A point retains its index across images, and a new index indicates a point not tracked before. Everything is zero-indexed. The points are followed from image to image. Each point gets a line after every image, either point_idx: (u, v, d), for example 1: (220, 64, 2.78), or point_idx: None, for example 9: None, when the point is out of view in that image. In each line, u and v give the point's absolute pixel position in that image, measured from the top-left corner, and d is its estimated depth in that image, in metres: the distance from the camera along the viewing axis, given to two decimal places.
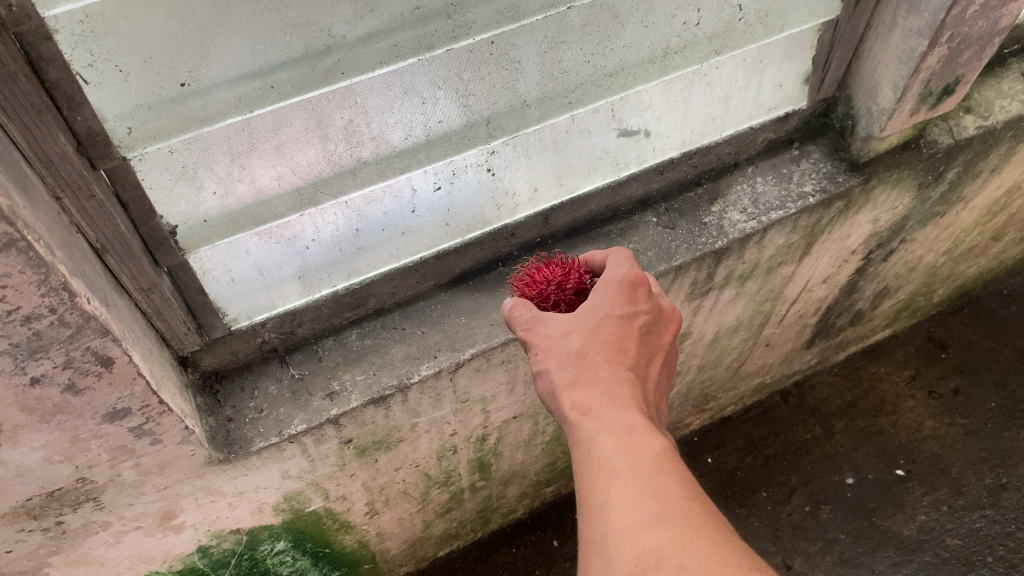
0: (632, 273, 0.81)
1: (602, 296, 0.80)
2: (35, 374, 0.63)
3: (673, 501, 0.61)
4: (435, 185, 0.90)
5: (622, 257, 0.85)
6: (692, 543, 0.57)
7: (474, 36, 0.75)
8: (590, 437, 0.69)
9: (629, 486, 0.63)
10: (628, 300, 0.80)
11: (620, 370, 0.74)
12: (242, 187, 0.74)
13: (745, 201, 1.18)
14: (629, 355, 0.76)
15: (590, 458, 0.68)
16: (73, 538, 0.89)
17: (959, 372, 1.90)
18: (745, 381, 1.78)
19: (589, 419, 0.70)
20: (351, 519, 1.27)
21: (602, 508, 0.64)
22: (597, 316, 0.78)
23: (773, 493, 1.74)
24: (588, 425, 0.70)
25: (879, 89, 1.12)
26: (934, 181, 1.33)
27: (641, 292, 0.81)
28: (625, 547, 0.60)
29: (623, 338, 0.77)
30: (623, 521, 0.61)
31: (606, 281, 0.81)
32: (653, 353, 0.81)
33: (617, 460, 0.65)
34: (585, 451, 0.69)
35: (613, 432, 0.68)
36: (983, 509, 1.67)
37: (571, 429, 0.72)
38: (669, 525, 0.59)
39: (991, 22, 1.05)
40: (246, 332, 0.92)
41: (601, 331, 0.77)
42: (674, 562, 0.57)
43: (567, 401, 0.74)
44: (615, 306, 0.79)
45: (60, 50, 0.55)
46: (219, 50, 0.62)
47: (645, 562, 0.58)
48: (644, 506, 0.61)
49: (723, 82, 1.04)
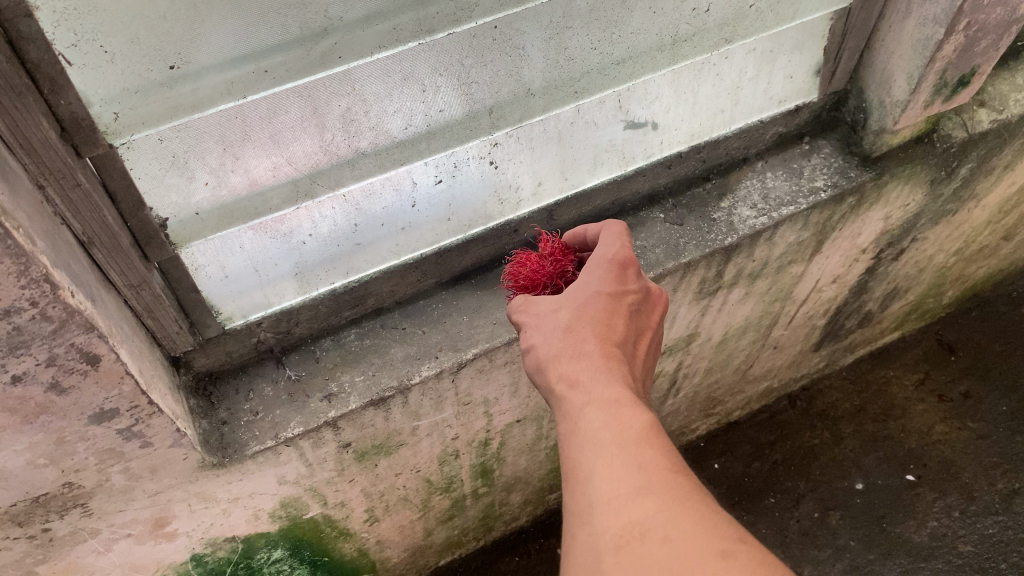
0: (622, 252, 0.78)
1: (591, 275, 0.77)
2: (16, 372, 0.60)
3: (660, 472, 0.58)
4: (436, 179, 0.87)
5: (614, 232, 0.82)
6: (679, 515, 0.54)
7: (477, 20, 0.73)
8: (576, 408, 0.66)
9: (614, 457, 0.60)
10: (617, 279, 0.77)
11: (608, 346, 0.71)
12: (236, 178, 0.71)
13: (755, 197, 1.15)
14: (618, 332, 0.73)
15: (575, 430, 0.64)
16: (61, 546, 0.85)
17: (969, 375, 1.86)
18: (752, 385, 1.74)
19: (575, 392, 0.67)
20: (351, 526, 1.23)
21: (586, 480, 0.60)
22: (586, 293, 0.75)
23: (781, 499, 1.70)
24: (574, 397, 0.67)
25: (892, 80, 1.10)
26: (947, 177, 1.30)
27: (631, 273, 0.78)
28: (609, 519, 0.56)
29: (613, 315, 0.74)
30: (609, 492, 0.58)
31: (596, 260, 0.78)
32: (642, 333, 0.78)
33: (602, 432, 0.62)
34: (570, 423, 0.66)
35: (598, 404, 0.64)
36: (995, 515, 1.63)
37: (556, 402, 0.69)
38: (655, 496, 0.56)
39: (1008, 10, 1.03)
40: (241, 331, 0.89)
41: (590, 307, 0.74)
42: (659, 534, 0.54)
43: (553, 374, 0.71)
44: (604, 284, 0.76)
45: (41, 28, 0.52)
46: (210, 31, 0.59)
47: (630, 534, 0.55)
48: (629, 477, 0.58)
49: (732, 72, 1.01)
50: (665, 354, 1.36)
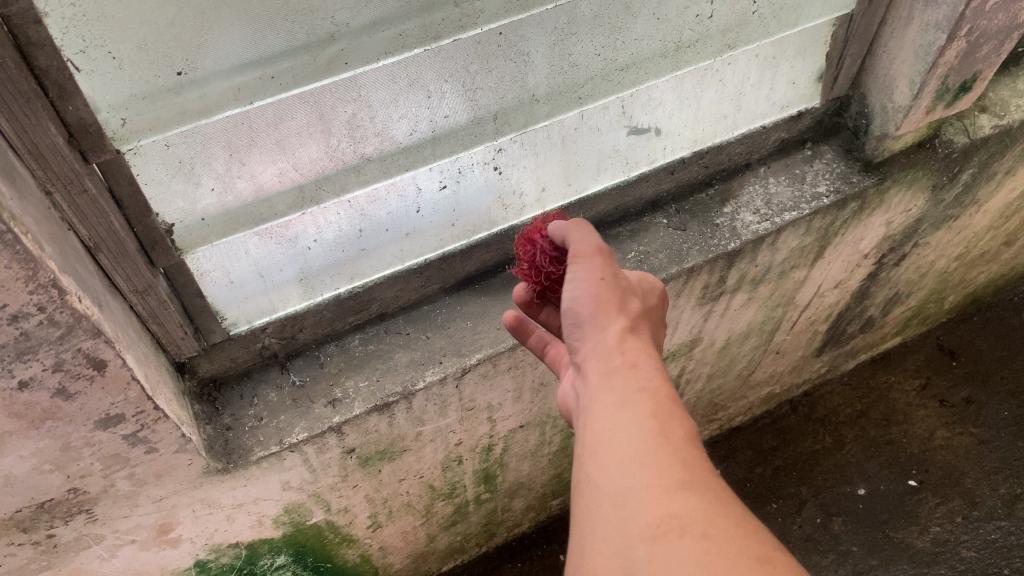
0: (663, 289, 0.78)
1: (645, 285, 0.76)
2: (23, 378, 0.60)
3: (704, 473, 0.55)
4: (440, 184, 0.87)
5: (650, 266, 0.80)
6: (720, 516, 0.51)
7: (482, 26, 0.73)
8: (627, 390, 0.62)
9: (661, 448, 0.57)
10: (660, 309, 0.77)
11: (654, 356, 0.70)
12: (242, 183, 0.71)
13: (758, 202, 1.15)
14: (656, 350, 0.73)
15: (621, 410, 0.61)
16: (65, 552, 0.85)
17: (971, 381, 1.85)
18: (755, 390, 1.74)
19: (630, 373, 0.64)
20: (354, 532, 1.23)
21: (624, 462, 0.57)
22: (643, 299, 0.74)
23: (783, 505, 1.70)
24: (629, 378, 0.63)
25: (895, 86, 1.10)
26: (949, 182, 1.30)
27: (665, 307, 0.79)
28: (647, 506, 0.53)
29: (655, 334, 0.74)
30: (648, 479, 0.55)
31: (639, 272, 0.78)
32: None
33: (650, 421, 0.59)
34: (615, 400, 0.62)
35: (651, 392, 0.62)
36: (998, 520, 1.63)
37: (607, 373, 0.65)
38: (698, 493, 0.53)
39: (1010, 16, 1.03)
40: (246, 337, 0.89)
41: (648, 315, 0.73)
42: (697, 528, 0.50)
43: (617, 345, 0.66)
44: (654, 299, 0.75)
45: (50, 34, 0.53)
46: (217, 38, 0.60)
47: (666, 526, 0.51)
48: (672, 470, 0.55)
49: (735, 78, 1.01)
50: (668, 360, 1.36)
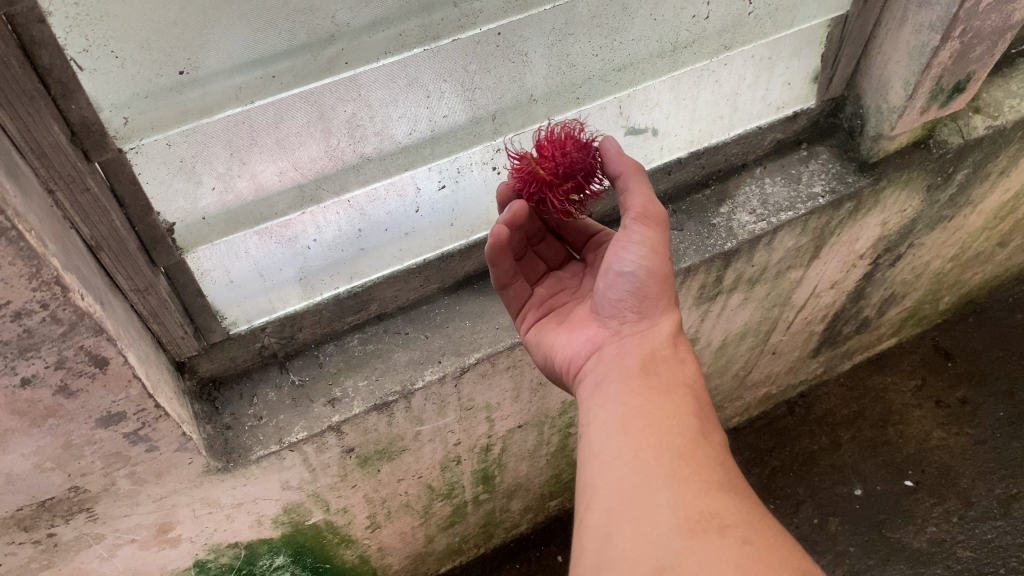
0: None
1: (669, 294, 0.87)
2: (26, 375, 0.60)
3: (736, 482, 0.62)
4: (440, 184, 0.88)
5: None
6: (755, 525, 0.58)
7: (481, 26, 0.74)
8: (670, 385, 0.72)
9: (700, 448, 0.64)
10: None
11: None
12: (242, 183, 0.72)
13: (754, 202, 1.16)
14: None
15: (663, 403, 0.69)
16: (65, 552, 0.85)
17: (966, 381, 1.86)
18: (751, 391, 1.75)
19: (670, 371, 0.74)
20: (353, 533, 1.23)
21: (665, 454, 0.63)
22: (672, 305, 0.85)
23: (781, 505, 1.70)
24: (672, 374, 0.73)
25: (889, 87, 1.11)
26: (943, 183, 1.31)
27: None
28: (689, 501, 0.59)
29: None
30: (689, 477, 0.61)
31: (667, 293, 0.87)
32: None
33: (690, 421, 0.67)
34: (661, 391, 0.71)
35: (689, 395, 0.71)
36: (993, 520, 1.64)
37: (653, 362, 0.75)
38: (733, 498, 0.60)
39: (1003, 17, 1.05)
40: (246, 337, 0.89)
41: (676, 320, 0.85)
42: (735, 531, 0.56)
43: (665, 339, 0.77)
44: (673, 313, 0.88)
45: (54, 34, 0.53)
46: (219, 37, 0.60)
47: (705, 524, 0.57)
48: (711, 471, 0.62)
49: (732, 79, 1.02)
50: None
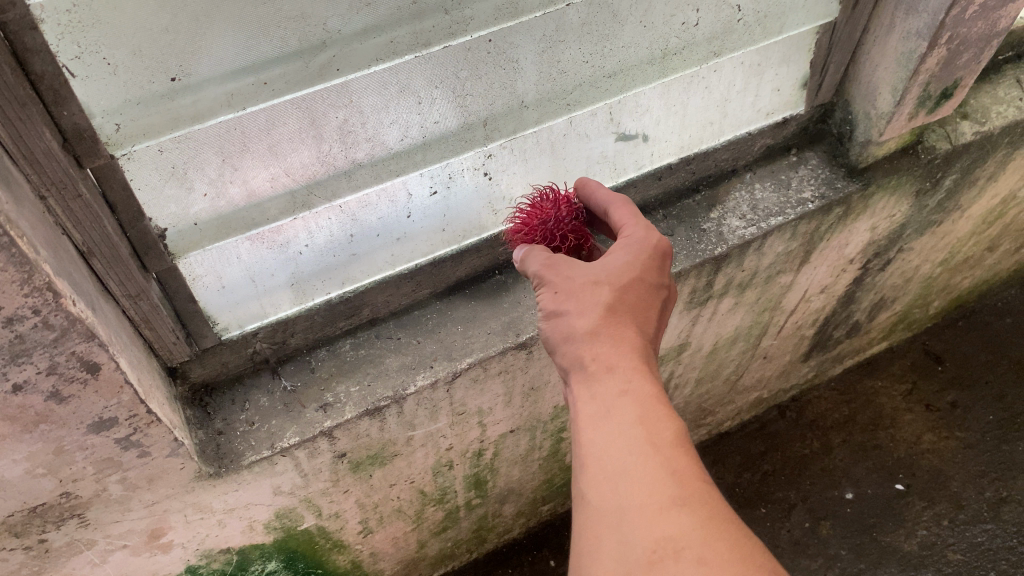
0: (661, 241, 0.79)
1: (633, 256, 0.77)
2: (17, 381, 0.60)
3: (691, 485, 0.61)
4: (431, 190, 0.88)
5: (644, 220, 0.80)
6: (714, 539, 0.57)
7: (472, 33, 0.74)
8: (610, 395, 0.69)
9: (649, 461, 0.63)
10: (658, 269, 0.79)
11: (643, 339, 0.75)
12: (234, 189, 0.72)
13: (744, 208, 1.17)
14: (649, 327, 0.77)
15: (607, 419, 0.68)
16: (56, 558, 0.85)
17: (956, 385, 1.88)
18: (743, 395, 1.76)
19: (609, 378, 0.71)
20: (345, 538, 1.23)
21: (618, 479, 0.63)
22: (627, 276, 0.76)
23: (772, 509, 1.71)
24: (609, 382, 0.70)
25: (877, 93, 1.13)
26: (932, 188, 1.33)
27: (667, 265, 0.80)
28: (645, 530, 0.59)
29: (648, 307, 0.77)
30: (641, 500, 0.61)
31: (638, 244, 0.78)
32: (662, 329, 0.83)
33: (636, 429, 0.65)
34: (600, 408, 0.69)
35: (634, 396, 0.68)
36: (983, 523, 1.65)
37: (586, 382, 0.72)
38: (688, 510, 0.59)
39: (990, 24, 1.06)
40: (238, 342, 0.89)
41: (628, 295, 0.76)
42: (693, 553, 0.57)
43: (584, 352, 0.73)
44: (646, 273, 0.77)
45: (46, 41, 0.53)
46: (210, 44, 0.61)
47: (663, 551, 0.58)
48: (663, 487, 0.61)
49: (721, 85, 1.03)
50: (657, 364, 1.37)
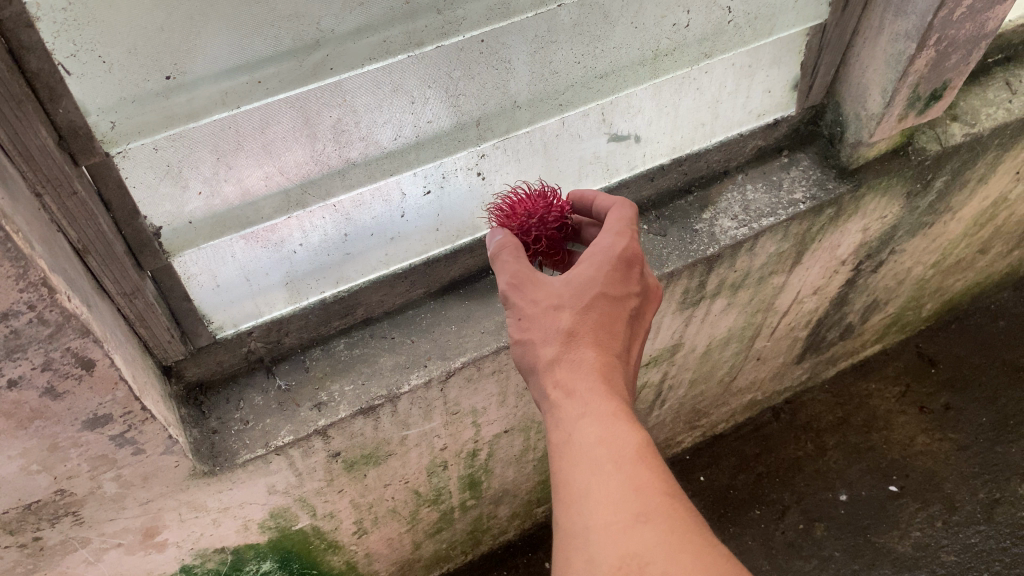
0: (629, 249, 0.78)
1: (596, 270, 0.77)
2: (12, 376, 0.61)
3: (654, 498, 0.62)
4: (424, 190, 0.89)
5: (614, 228, 0.79)
6: (677, 552, 0.58)
7: (465, 33, 0.75)
8: (572, 419, 0.70)
9: (611, 479, 0.63)
10: (623, 279, 0.78)
11: (606, 356, 0.75)
12: (229, 187, 0.73)
13: (736, 209, 1.18)
14: (616, 340, 0.77)
15: (570, 443, 0.69)
16: (51, 556, 0.85)
17: (949, 387, 1.89)
18: (737, 397, 1.77)
19: (570, 402, 0.71)
20: (340, 538, 1.23)
21: (583, 501, 0.64)
22: (590, 294, 0.76)
23: (766, 510, 1.72)
24: (571, 406, 0.71)
25: (867, 95, 1.14)
26: (923, 189, 1.34)
27: (635, 271, 0.79)
28: (610, 548, 0.60)
29: (613, 321, 0.77)
30: (606, 519, 0.62)
31: (600, 254, 0.78)
32: (637, 334, 0.82)
33: (598, 450, 0.66)
34: (565, 433, 0.70)
35: (595, 416, 0.69)
36: (977, 524, 1.66)
37: (551, 409, 0.73)
38: (651, 525, 0.60)
39: (978, 25, 1.08)
40: (232, 341, 0.89)
41: (590, 315, 0.76)
42: (657, 568, 0.57)
43: (548, 380, 0.74)
44: (608, 286, 0.77)
45: (42, 38, 0.54)
46: (205, 43, 0.61)
47: (628, 566, 0.58)
48: (626, 504, 0.62)
49: (712, 87, 1.05)
50: (650, 365, 1.38)
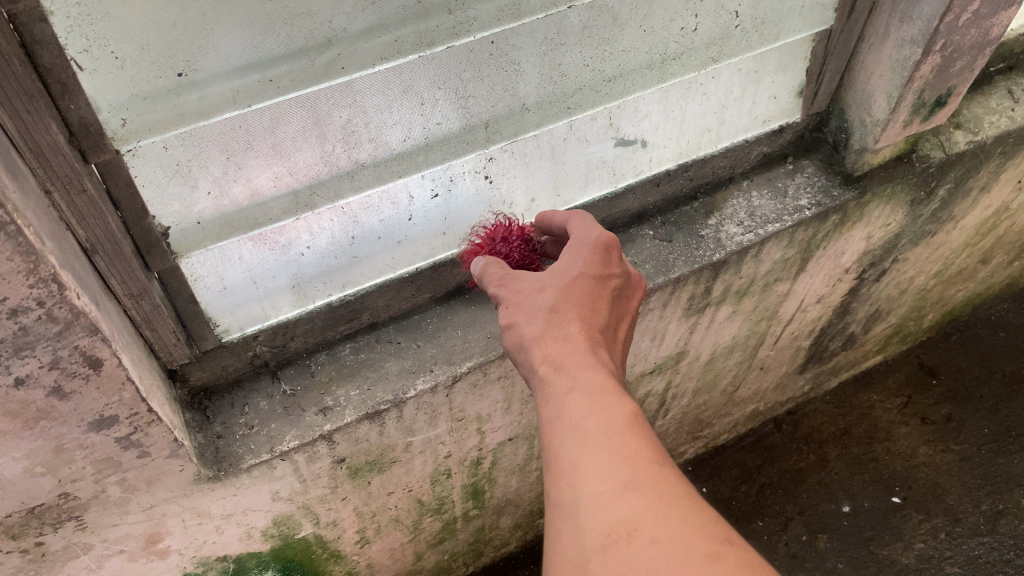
0: (605, 235, 0.80)
1: (578, 255, 0.78)
2: (20, 375, 0.60)
3: (642, 466, 0.60)
4: (432, 192, 0.89)
5: (587, 221, 0.82)
6: (666, 517, 0.56)
7: (475, 34, 0.75)
8: (560, 392, 0.68)
9: (600, 450, 0.62)
10: (602, 263, 0.79)
11: (591, 332, 0.74)
12: (237, 187, 0.72)
13: (741, 215, 1.17)
14: (600, 319, 0.76)
15: (559, 417, 0.67)
16: (53, 562, 0.84)
17: (951, 399, 1.88)
18: (740, 408, 1.76)
19: (559, 376, 0.70)
20: (342, 548, 1.22)
21: (573, 472, 0.63)
22: (571, 274, 0.77)
23: (769, 522, 1.70)
24: (559, 380, 0.69)
25: (872, 101, 1.14)
26: (926, 197, 1.34)
27: (613, 256, 0.80)
28: (599, 517, 0.59)
29: (596, 299, 0.77)
30: (595, 488, 0.60)
31: (579, 242, 0.80)
32: (621, 317, 0.81)
33: (587, 422, 0.64)
34: (554, 407, 0.68)
35: (582, 390, 0.67)
36: (981, 536, 1.65)
37: (539, 385, 0.71)
38: (639, 492, 0.58)
39: (982, 32, 1.08)
40: (238, 345, 0.89)
41: (574, 293, 0.75)
42: (645, 534, 0.56)
43: (535, 355, 0.73)
44: (589, 267, 0.77)
45: (55, 33, 0.54)
46: (217, 41, 0.61)
47: (617, 534, 0.57)
48: (615, 473, 0.60)
49: (719, 92, 1.05)
50: (654, 373, 1.37)
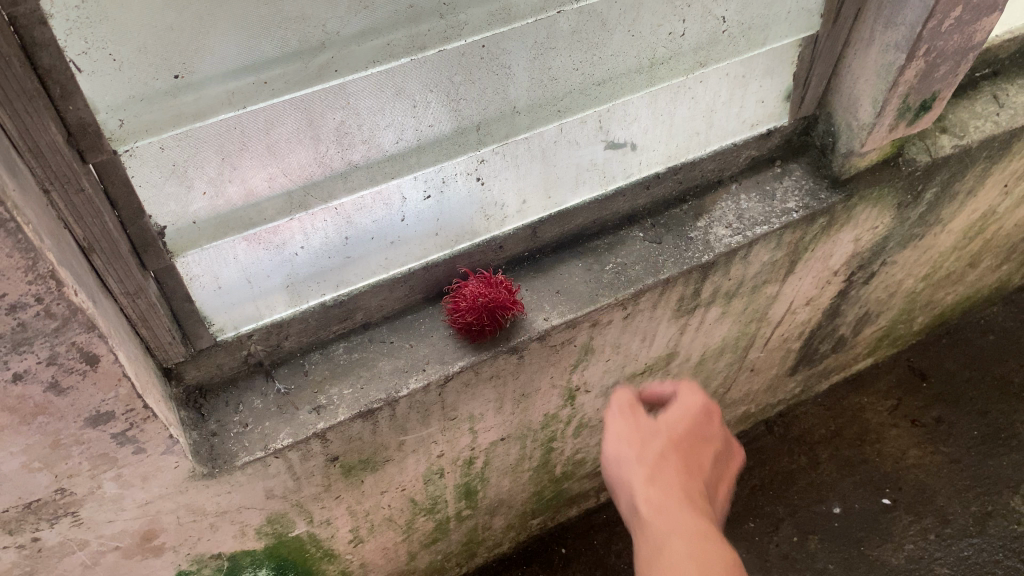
0: (708, 402, 0.88)
1: (686, 414, 0.86)
2: (18, 370, 0.61)
3: None
4: (425, 194, 0.90)
5: (692, 388, 0.89)
6: None
7: (467, 38, 0.77)
8: (661, 534, 0.71)
9: None
10: (703, 422, 0.87)
11: (693, 478, 0.79)
12: (233, 188, 0.73)
13: (730, 217, 1.19)
14: (700, 473, 0.82)
15: (658, 549, 0.70)
16: (48, 558, 0.85)
17: (940, 401, 1.91)
18: (731, 409, 1.78)
19: (661, 518, 0.73)
20: (336, 547, 1.23)
21: None
22: (676, 432, 0.84)
23: (760, 523, 1.72)
24: (658, 522, 0.73)
25: (858, 105, 1.17)
26: (913, 201, 1.36)
27: (712, 422, 0.88)
28: None
29: (700, 451, 0.84)
30: None
31: (686, 409, 0.87)
32: (721, 477, 0.87)
33: (688, 552, 0.69)
34: (651, 547, 0.71)
35: (683, 534, 0.71)
36: (969, 537, 1.67)
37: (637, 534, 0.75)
38: None
39: (966, 37, 1.10)
40: (233, 344, 0.90)
41: (680, 460, 0.81)
42: None
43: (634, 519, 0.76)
44: (695, 427, 0.85)
45: (54, 36, 0.55)
46: (213, 43, 0.63)
47: None
48: None
49: (707, 96, 1.07)
50: (646, 373, 1.39)
